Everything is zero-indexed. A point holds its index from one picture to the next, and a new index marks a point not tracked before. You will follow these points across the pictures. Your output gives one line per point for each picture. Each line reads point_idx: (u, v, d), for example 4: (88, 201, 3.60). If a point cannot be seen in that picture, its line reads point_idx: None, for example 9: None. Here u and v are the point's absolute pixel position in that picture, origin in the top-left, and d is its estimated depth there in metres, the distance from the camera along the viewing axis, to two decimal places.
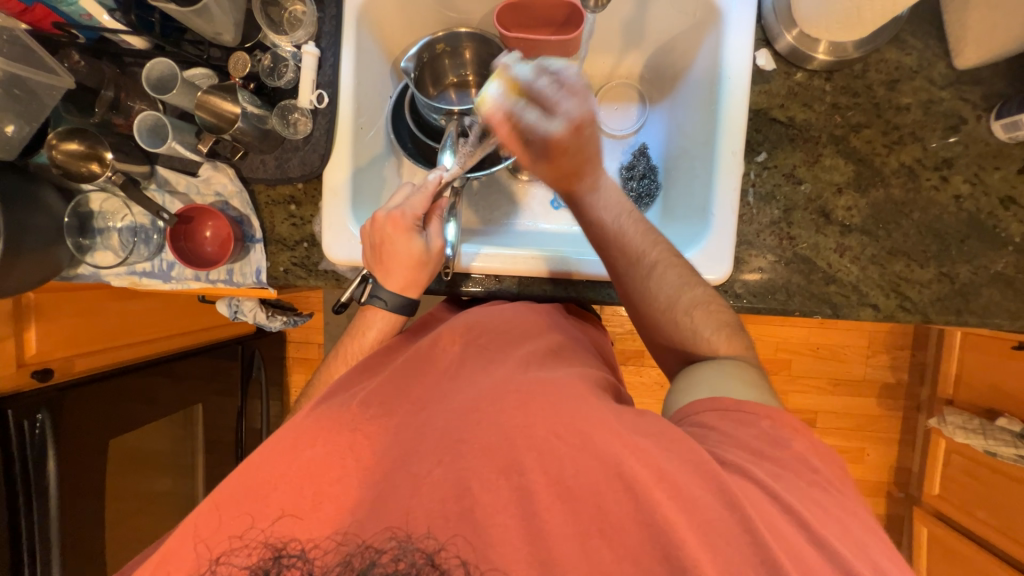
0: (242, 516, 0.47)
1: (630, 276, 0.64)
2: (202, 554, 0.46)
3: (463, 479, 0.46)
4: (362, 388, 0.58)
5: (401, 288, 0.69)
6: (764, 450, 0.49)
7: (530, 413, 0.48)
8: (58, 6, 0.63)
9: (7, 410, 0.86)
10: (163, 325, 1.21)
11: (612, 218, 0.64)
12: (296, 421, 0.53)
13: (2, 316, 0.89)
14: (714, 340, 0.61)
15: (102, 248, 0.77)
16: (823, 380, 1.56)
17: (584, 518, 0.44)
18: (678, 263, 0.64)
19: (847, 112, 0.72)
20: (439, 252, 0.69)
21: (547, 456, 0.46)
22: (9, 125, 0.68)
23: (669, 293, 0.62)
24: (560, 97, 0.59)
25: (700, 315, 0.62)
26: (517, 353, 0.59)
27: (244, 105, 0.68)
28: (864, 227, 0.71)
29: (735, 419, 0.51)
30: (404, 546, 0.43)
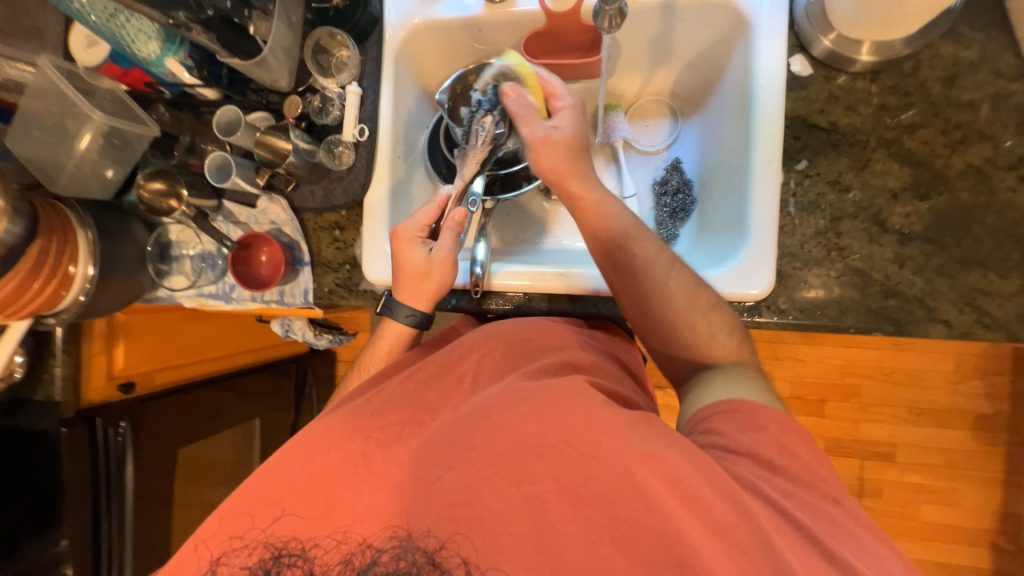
0: (245, 515, 0.50)
1: (646, 275, 0.63)
2: (204, 554, 0.49)
3: (473, 486, 0.46)
4: (373, 397, 0.57)
5: (407, 299, 0.71)
6: (779, 463, 0.48)
7: (542, 420, 0.48)
8: (149, 68, 0.73)
9: (97, 417, 0.97)
10: (228, 345, 1.30)
11: (625, 219, 0.66)
12: (311, 428, 0.54)
13: (98, 335, 1.00)
14: (723, 343, 0.62)
15: (176, 273, 0.86)
16: (901, 408, 1.39)
17: (596, 526, 0.43)
18: (689, 267, 0.65)
19: (899, 113, 0.67)
20: (443, 263, 0.70)
21: (558, 465, 0.46)
22: (109, 170, 0.77)
23: (686, 294, 0.63)
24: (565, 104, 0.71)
25: (715, 318, 0.63)
26: (530, 366, 0.58)
27: (296, 141, 0.75)
28: (927, 235, 0.65)
29: (743, 422, 0.52)
30: (405, 546, 0.46)
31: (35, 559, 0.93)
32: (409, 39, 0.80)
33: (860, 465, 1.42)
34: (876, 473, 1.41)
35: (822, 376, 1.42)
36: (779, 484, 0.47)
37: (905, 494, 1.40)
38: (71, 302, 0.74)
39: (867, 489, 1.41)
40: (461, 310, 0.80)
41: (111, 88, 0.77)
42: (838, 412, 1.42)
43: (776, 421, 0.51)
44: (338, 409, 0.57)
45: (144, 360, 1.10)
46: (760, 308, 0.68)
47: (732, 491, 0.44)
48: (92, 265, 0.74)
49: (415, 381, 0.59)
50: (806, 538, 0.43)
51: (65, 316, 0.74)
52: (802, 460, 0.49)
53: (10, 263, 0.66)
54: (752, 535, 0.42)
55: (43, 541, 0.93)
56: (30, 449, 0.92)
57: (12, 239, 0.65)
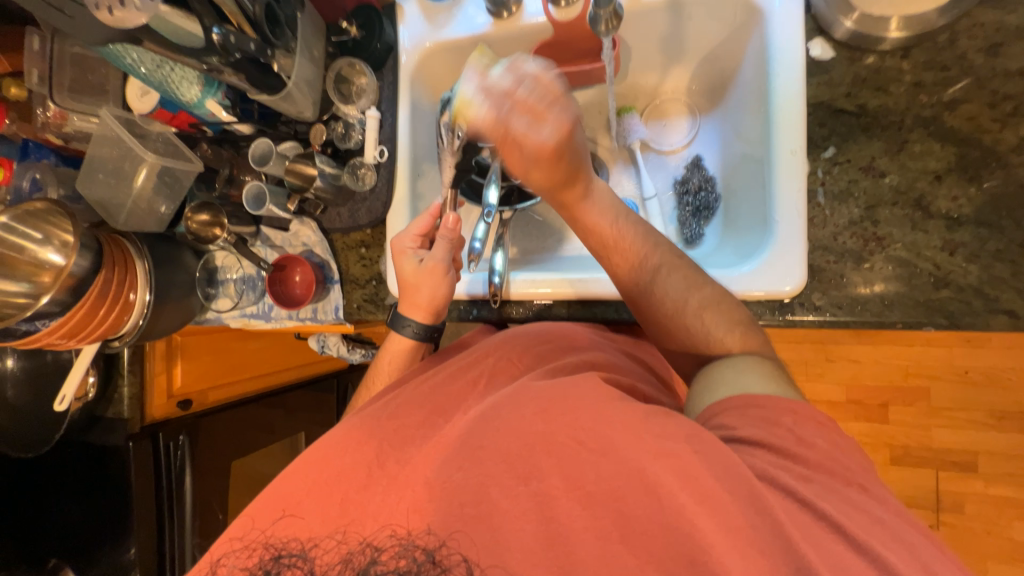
0: (246, 520, 0.51)
1: (631, 284, 0.63)
2: (204, 557, 0.50)
3: (483, 486, 0.46)
4: (391, 401, 0.61)
5: (405, 309, 0.75)
6: (797, 451, 0.44)
7: (550, 419, 0.48)
8: (193, 109, 0.80)
9: (159, 432, 1.06)
10: (275, 362, 1.38)
11: (607, 221, 0.64)
12: (329, 434, 0.56)
13: (159, 356, 1.09)
14: (725, 340, 0.57)
15: (223, 296, 0.93)
16: (979, 412, 1.25)
17: (606, 525, 0.42)
18: (683, 265, 0.62)
19: (937, 89, 0.62)
20: (429, 271, 0.72)
21: (567, 463, 0.45)
22: (162, 206, 0.87)
23: (676, 297, 0.60)
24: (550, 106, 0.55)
25: (712, 316, 0.59)
26: (542, 367, 0.60)
27: (322, 166, 0.80)
28: (980, 218, 0.59)
29: (757, 417, 0.47)
30: (405, 545, 0.46)
31: (109, 563, 1.02)
32: (423, 61, 0.83)
33: (934, 476, 1.28)
34: (954, 485, 1.27)
35: (883, 377, 1.30)
36: (817, 484, 0.42)
37: (991, 509, 1.25)
38: (132, 326, 0.82)
39: (943, 503, 1.28)
40: (482, 320, 0.81)
41: (162, 131, 0.85)
42: (903, 417, 1.30)
43: (792, 413, 0.46)
44: (360, 413, 0.60)
45: (199, 378, 1.19)
46: (794, 306, 0.64)
47: (750, 489, 0.40)
48: (148, 291, 0.81)
49: (433, 380, 0.62)
50: (848, 542, 0.38)
51: (127, 339, 0.82)
52: (821, 449, 0.44)
53: (78, 297, 0.73)
54: (771, 534, 0.39)
55: (116, 547, 1.01)
56: (101, 461, 1.01)
57: (80, 271, 0.72)
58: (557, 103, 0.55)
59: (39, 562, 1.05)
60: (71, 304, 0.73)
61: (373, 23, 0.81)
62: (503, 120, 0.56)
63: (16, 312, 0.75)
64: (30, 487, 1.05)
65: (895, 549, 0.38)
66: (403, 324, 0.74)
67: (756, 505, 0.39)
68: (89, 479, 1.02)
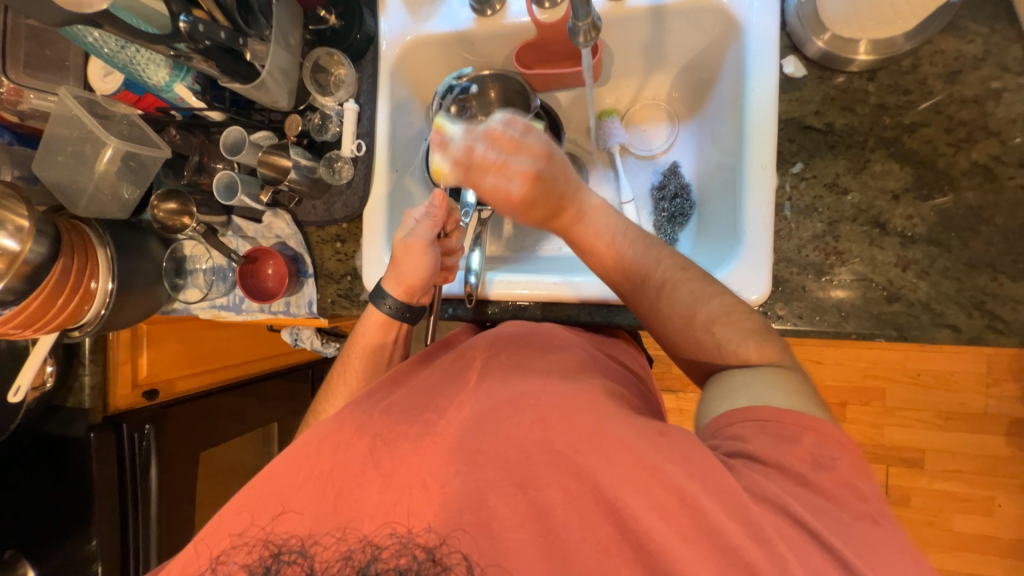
0: (241, 515, 0.51)
1: (640, 301, 0.65)
2: (204, 553, 0.50)
3: (480, 490, 0.47)
4: (384, 401, 0.59)
5: (400, 293, 0.74)
6: (811, 478, 0.45)
7: (548, 426, 0.49)
8: (161, 93, 0.77)
9: (124, 423, 1.03)
10: (249, 351, 1.35)
11: (606, 239, 0.67)
12: (319, 428, 0.55)
13: (123, 344, 1.06)
14: (737, 352, 0.58)
15: (191, 286, 0.91)
16: (928, 412, 1.33)
17: (600, 534, 0.44)
18: (689, 277, 0.63)
19: (899, 112, 0.65)
20: (419, 249, 0.70)
21: (564, 472, 0.47)
22: (126, 191, 0.83)
23: (684, 312, 0.61)
24: (509, 157, 0.64)
25: (724, 328, 0.59)
26: (541, 363, 0.60)
27: (296, 158, 0.78)
28: (931, 237, 0.63)
29: (774, 433, 0.48)
30: (405, 543, 0.46)
31: (70, 556, 0.99)
32: (404, 55, 0.82)
33: (885, 471, 1.36)
34: (901, 480, 1.35)
35: (842, 379, 1.37)
36: (797, 495, 0.45)
37: (934, 502, 1.34)
38: (92, 316, 0.79)
39: (893, 497, 1.36)
40: (459, 319, 0.81)
41: (127, 113, 0.81)
42: (859, 416, 1.37)
43: (814, 430, 0.47)
44: (351, 409, 0.58)
45: (167, 368, 1.16)
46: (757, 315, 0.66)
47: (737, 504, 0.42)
48: (112, 280, 0.78)
49: (426, 383, 0.62)
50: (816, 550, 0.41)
51: (89, 329, 0.79)
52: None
53: (35, 285, 0.70)
54: (755, 553, 0.40)
55: (78, 540, 0.99)
56: (63, 453, 0.98)
57: (35, 259, 0.69)
58: (512, 160, 0.64)
59: None
60: (27, 293, 0.70)
61: (353, 12, 0.80)
62: (473, 181, 0.67)
63: None
64: None
65: (856, 555, 0.41)
66: (381, 298, 0.74)
67: (741, 516, 0.42)
68: (50, 469, 0.99)
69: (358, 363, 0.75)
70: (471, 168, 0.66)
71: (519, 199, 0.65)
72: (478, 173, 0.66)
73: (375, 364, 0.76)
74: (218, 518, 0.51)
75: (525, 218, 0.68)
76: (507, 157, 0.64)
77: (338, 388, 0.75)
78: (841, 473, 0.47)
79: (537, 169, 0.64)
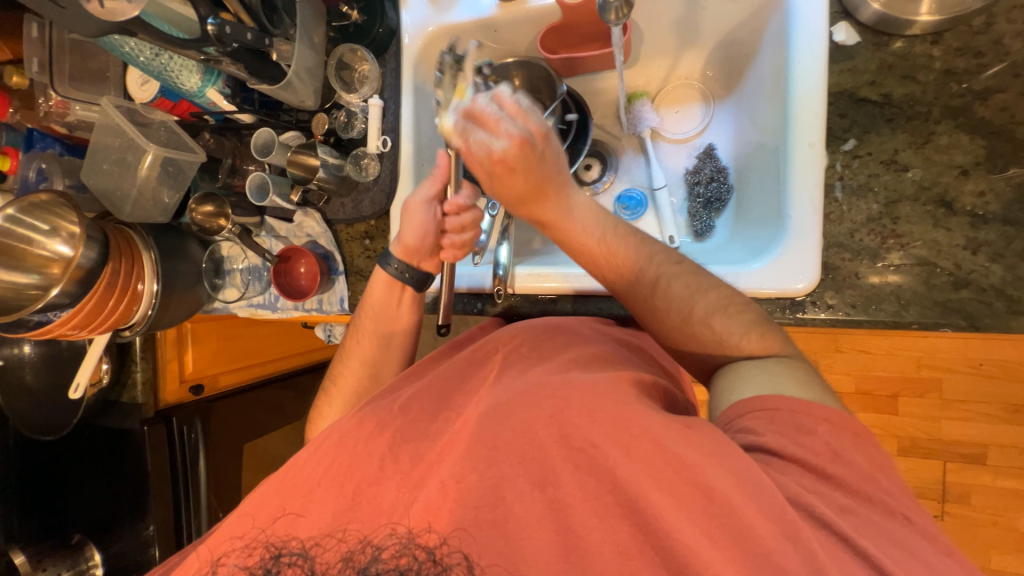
0: (247, 519, 0.53)
1: (635, 298, 0.62)
2: (205, 556, 0.52)
3: (497, 488, 0.46)
4: (407, 396, 0.60)
5: (404, 255, 0.74)
6: (830, 471, 0.43)
7: (566, 420, 0.48)
8: (194, 98, 0.79)
9: (173, 418, 1.08)
10: (286, 347, 1.39)
11: (594, 237, 0.63)
12: (338, 424, 0.58)
13: (170, 342, 1.11)
14: (740, 343, 0.55)
15: (229, 286, 0.94)
16: (991, 405, 1.23)
17: (623, 537, 0.42)
18: (684, 272, 0.60)
19: (969, 77, 0.58)
20: (424, 223, 0.72)
21: (585, 470, 0.45)
22: (166, 196, 0.86)
23: (679, 308, 0.58)
24: (504, 119, 0.60)
25: (722, 324, 0.56)
26: (560, 357, 0.59)
27: (325, 157, 0.79)
28: (1006, 215, 0.57)
29: (797, 425, 0.45)
30: (406, 543, 0.47)
31: (129, 540, 1.05)
32: (426, 47, 0.81)
33: (942, 468, 1.27)
34: (960, 477, 1.26)
35: (894, 369, 1.28)
36: (836, 498, 0.42)
37: (998, 501, 1.24)
38: (140, 316, 0.82)
39: (950, 494, 1.27)
40: (486, 314, 0.80)
41: (164, 120, 0.84)
42: (914, 410, 1.28)
43: (825, 420, 0.45)
44: (372, 406, 0.60)
45: (210, 364, 1.20)
46: (801, 304, 0.62)
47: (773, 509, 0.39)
48: (156, 282, 0.81)
49: (446, 375, 0.63)
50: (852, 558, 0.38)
51: (137, 329, 0.83)
52: (857, 468, 0.43)
53: (88, 289, 0.73)
54: (793, 561, 0.37)
55: (135, 526, 1.05)
56: (119, 444, 1.04)
57: (87, 263, 0.72)
58: (506, 125, 0.59)
59: (62, 539, 1.09)
60: (80, 296, 0.73)
61: (375, 6, 0.79)
62: (464, 142, 0.62)
63: (29, 302, 0.75)
64: (53, 466, 1.09)
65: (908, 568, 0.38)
66: (387, 261, 0.74)
67: (779, 519, 0.39)
68: (108, 459, 1.05)
69: (375, 358, 0.77)
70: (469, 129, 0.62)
71: (502, 167, 0.61)
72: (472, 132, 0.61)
73: (380, 357, 0.77)
74: (242, 510, 0.54)
75: (503, 191, 0.64)
76: (504, 120, 0.59)
77: (343, 380, 0.77)
78: (889, 477, 0.43)
79: (528, 143, 0.59)
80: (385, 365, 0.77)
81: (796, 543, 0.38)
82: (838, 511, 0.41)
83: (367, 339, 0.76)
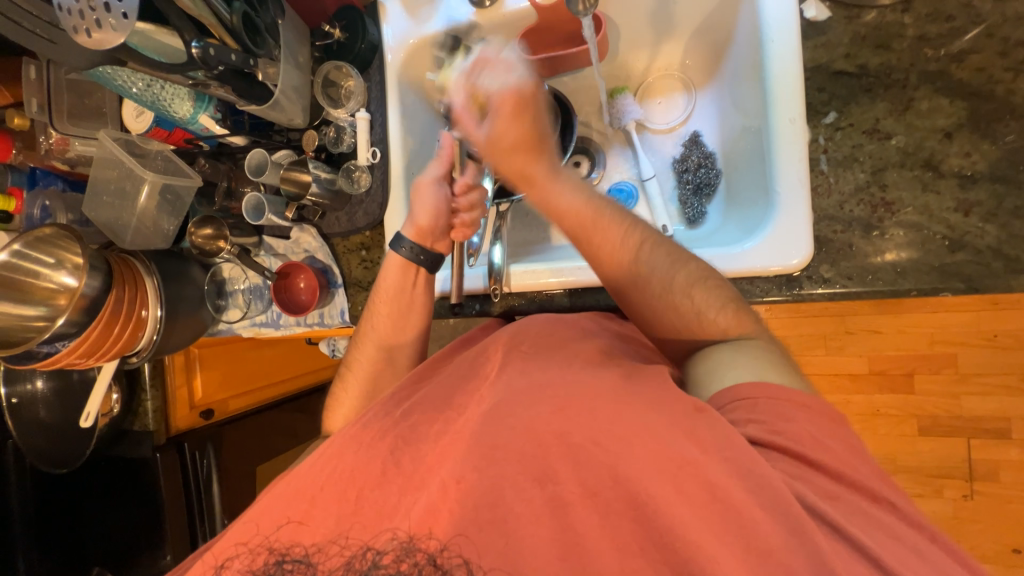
0: (255, 523, 0.53)
1: (615, 264, 0.61)
2: (209, 559, 0.52)
3: (497, 487, 0.46)
4: (408, 403, 0.61)
5: (415, 236, 0.75)
6: (831, 450, 0.42)
7: (564, 417, 0.48)
8: (188, 126, 0.81)
9: (185, 443, 1.09)
10: (292, 368, 1.40)
11: (582, 200, 0.63)
12: (344, 431, 0.58)
13: (178, 368, 1.11)
14: (717, 319, 0.56)
15: (232, 306, 0.95)
16: (1010, 375, 1.20)
17: (624, 533, 0.42)
18: (664, 243, 0.62)
19: (943, 41, 0.59)
20: (438, 206, 0.73)
21: (584, 466, 0.44)
22: (166, 223, 0.88)
23: (662, 276, 0.59)
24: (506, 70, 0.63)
25: (701, 295, 0.57)
26: (559, 355, 0.58)
27: (316, 172, 0.80)
28: (995, 174, 0.56)
29: (797, 404, 0.45)
30: (406, 548, 0.45)
31: (147, 570, 1.05)
32: (408, 59, 0.82)
33: (965, 444, 1.24)
34: (985, 453, 1.23)
35: (905, 347, 1.25)
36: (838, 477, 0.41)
37: None
38: (146, 342, 0.84)
39: (977, 472, 1.24)
40: (487, 314, 0.80)
41: (160, 150, 0.87)
42: (930, 387, 1.25)
43: (805, 406, 0.45)
44: (376, 415, 0.60)
45: (218, 389, 1.21)
46: (796, 280, 0.62)
47: (772, 494, 0.39)
48: (160, 307, 0.83)
49: (449, 380, 0.63)
50: (855, 538, 0.38)
51: (144, 355, 0.84)
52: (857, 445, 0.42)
53: (93, 316, 0.75)
54: (800, 554, 0.36)
55: (152, 556, 1.05)
56: (132, 473, 1.04)
57: (92, 292, 0.74)
58: (515, 71, 0.63)
59: (83, 571, 1.10)
60: (87, 324, 0.75)
61: (356, 23, 0.81)
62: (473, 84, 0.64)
63: (35, 335, 0.77)
64: (70, 499, 1.09)
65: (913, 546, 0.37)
66: (398, 243, 0.74)
67: (780, 504, 0.38)
68: (124, 489, 1.06)
69: (376, 369, 0.77)
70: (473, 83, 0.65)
71: (513, 104, 0.62)
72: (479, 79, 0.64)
73: (394, 343, 0.77)
74: (246, 520, 0.54)
75: (500, 135, 0.63)
76: (514, 67, 0.63)
77: (357, 366, 0.77)
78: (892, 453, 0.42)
79: (533, 90, 0.63)
80: (391, 353, 0.77)
81: (800, 532, 0.37)
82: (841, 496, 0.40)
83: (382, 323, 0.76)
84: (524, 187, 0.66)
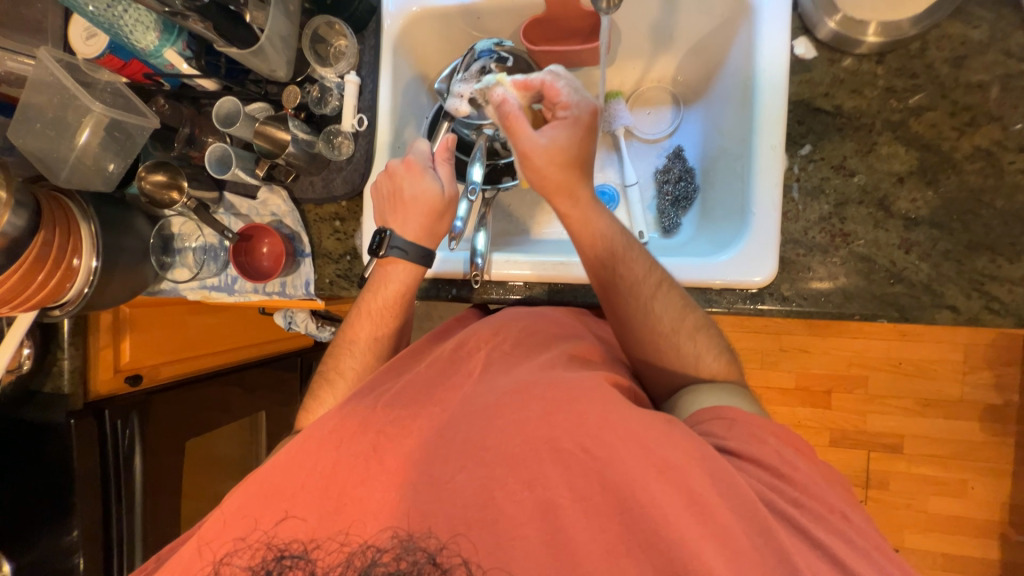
0: (245, 518, 0.51)
1: (635, 299, 0.64)
2: (204, 556, 0.50)
3: (488, 488, 0.47)
4: (388, 392, 0.58)
5: (419, 236, 0.72)
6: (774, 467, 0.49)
7: (553, 422, 0.49)
8: (148, 59, 0.74)
9: (105, 410, 0.97)
10: (233, 339, 1.29)
11: (617, 231, 0.66)
12: (321, 423, 0.55)
13: (103, 328, 1.01)
14: (710, 365, 0.64)
15: (180, 266, 0.87)
16: (909, 399, 1.37)
17: (611, 535, 0.44)
18: (676, 288, 0.66)
19: (906, 95, 0.66)
20: (452, 198, 0.72)
21: (574, 473, 0.46)
22: (111, 164, 0.78)
23: (672, 318, 0.64)
24: (568, 95, 0.63)
25: (702, 339, 0.64)
26: (544, 355, 0.59)
27: (295, 132, 0.75)
28: (934, 220, 0.64)
29: (742, 430, 0.52)
30: (406, 545, 0.47)
31: (47, 548, 0.94)
32: (408, 27, 0.79)
33: (866, 455, 1.40)
34: (882, 464, 1.39)
35: (828, 367, 1.40)
36: (781, 492, 0.47)
37: (912, 486, 1.38)
38: (76, 294, 0.74)
39: (873, 480, 1.40)
40: (463, 301, 0.79)
41: (111, 81, 0.77)
42: (843, 403, 1.40)
43: (776, 434, 0.52)
44: (354, 402, 0.57)
45: (149, 354, 1.10)
46: (760, 296, 0.67)
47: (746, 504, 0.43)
48: (96, 258, 0.73)
49: (428, 373, 0.60)
50: (809, 541, 0.44)
51: (70, 309, 0.74)
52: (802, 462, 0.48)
53: (13, 259, 0.65)
54: (766, 552, 0.41)
55: (55, 533, 0.93)
56: (39, 439, 0.93)
57: (13, 232, 0.64)
58: (584, 95, 0.64)
59: None
60: (3, 268, 0.65)
61: None
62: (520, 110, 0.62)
63: None
64: None
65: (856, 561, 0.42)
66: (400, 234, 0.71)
67: (753, 518, 0.43)
68: (26, 457, 0.94)
69: (358, 352, 0.74)
70: (544, 91, 0.64)
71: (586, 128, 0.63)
72: (552, 90, 0.63)
73: (383, 340, 0.74)
74: (225, 514, 0.51)
75: (562, 149, 0.62)
76: (573, 96, 0.63)
77: (345, 366, 0.74)
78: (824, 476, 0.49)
79: (594, 116, 0.63)
80: (378, 344, 0.74)
81: (770, 534, 0.42)
82: (787, 504, 0.46)
83: (380, 323, 0.74)
84: (561, 199, 0.64)
